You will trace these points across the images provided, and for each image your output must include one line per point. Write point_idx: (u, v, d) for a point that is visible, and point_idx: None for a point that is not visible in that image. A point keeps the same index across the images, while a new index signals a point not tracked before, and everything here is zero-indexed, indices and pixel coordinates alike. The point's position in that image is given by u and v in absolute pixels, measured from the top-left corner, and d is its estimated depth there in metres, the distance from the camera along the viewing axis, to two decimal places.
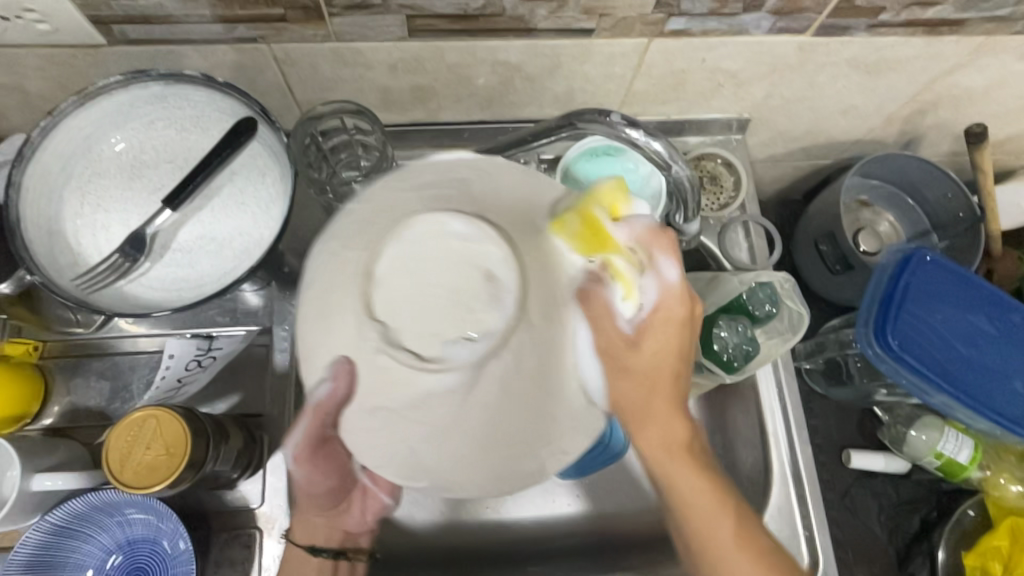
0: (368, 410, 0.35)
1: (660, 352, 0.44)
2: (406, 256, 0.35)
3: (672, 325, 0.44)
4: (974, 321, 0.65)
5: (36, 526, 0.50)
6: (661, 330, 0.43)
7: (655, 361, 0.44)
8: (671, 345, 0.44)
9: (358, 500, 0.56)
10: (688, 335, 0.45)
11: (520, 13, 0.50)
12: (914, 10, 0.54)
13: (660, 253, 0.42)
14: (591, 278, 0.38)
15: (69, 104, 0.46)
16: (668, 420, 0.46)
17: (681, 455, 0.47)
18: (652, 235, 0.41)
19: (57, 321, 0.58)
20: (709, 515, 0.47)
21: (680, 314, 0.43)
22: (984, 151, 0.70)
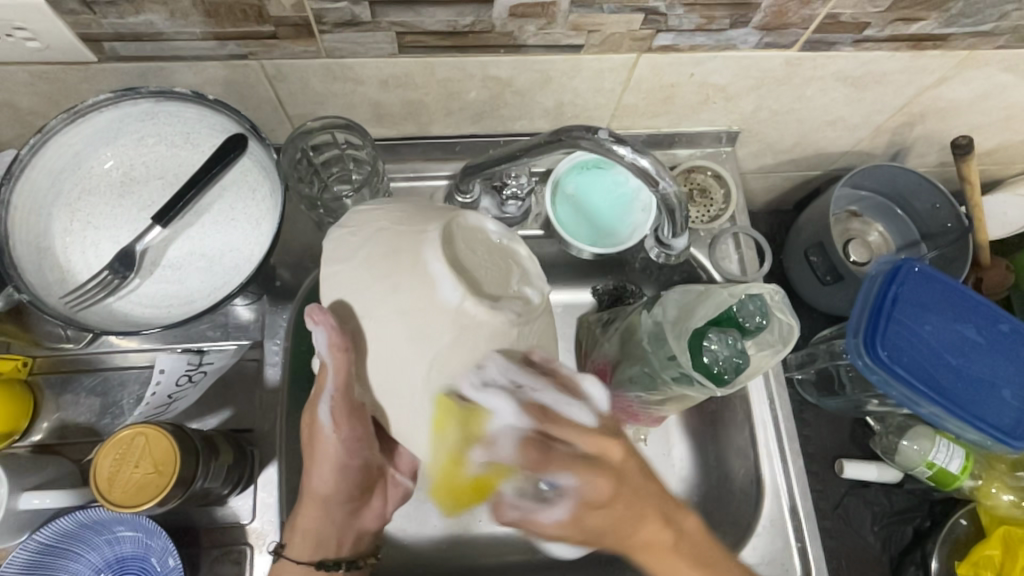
0: (433, 362, 0.40)
1: (609, 499, 0.45)
2: (461, 240, 0.42)
3: (616, 501, 0.45)
4: (962, 331, 0.66)
5: (25, 544, 0.49)
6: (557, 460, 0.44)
7: (609, 520, 0.45)
8: (602, 488, 0.44)
9: (381, 489, 0.59)
10: (627, 471, 0.45)
11: (509, 30, 0.51)
12: (898, 25, 0.55)
13: (555, 437, 0.44)
14: (509, 438, 0.43)
15: (58, 122, 0.46)
16: (645, 533, 0.46)
17: (673, 559, 0.46)
18: (521, 453, 0.43)
19: (48, 337, 0.59)
20: None
21: (605, 462, 0.45)
22: (971, 162, 0.71)
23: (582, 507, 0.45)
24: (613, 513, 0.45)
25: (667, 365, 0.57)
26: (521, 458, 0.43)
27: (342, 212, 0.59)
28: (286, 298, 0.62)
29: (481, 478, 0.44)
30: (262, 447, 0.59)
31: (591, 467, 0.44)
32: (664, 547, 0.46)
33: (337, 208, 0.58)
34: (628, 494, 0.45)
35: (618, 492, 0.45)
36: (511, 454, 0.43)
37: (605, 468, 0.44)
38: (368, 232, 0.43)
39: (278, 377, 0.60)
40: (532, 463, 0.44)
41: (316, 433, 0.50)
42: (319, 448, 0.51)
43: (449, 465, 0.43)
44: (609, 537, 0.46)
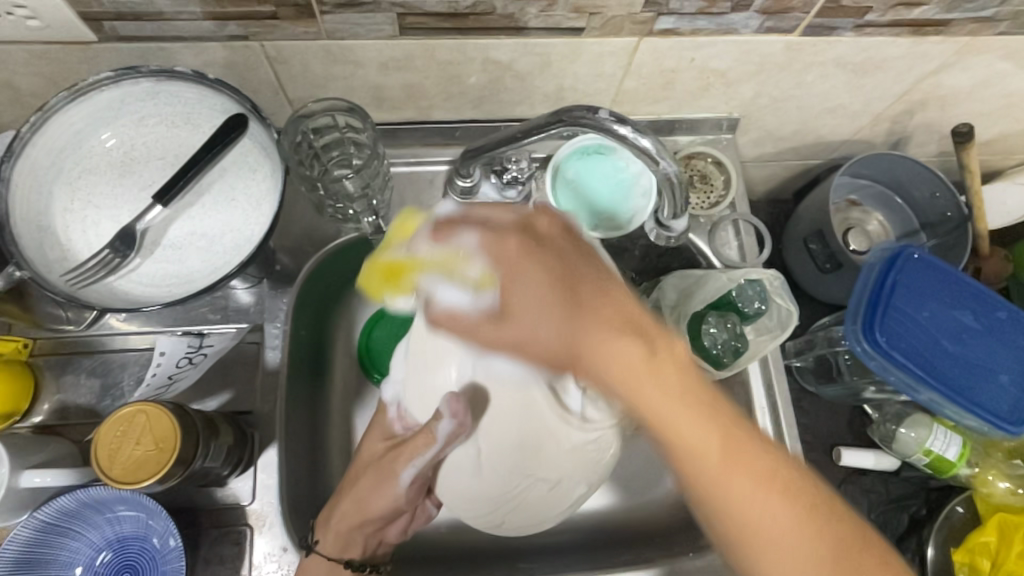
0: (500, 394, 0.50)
1: (525, 297, 0.42)
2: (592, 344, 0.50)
3: (530, 263, 0.42)
4: (959, 318, 0.66)
5: (25, 523, 0.49)
6: (533, 263, 0.42)
7: (531, 311, 0.42)
8: (535, 288, 0.42)
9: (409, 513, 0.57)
10: (552, 275, 0.42)
11: (510, 12, 0.51)
12: (899, 10, 0.55)
13: (457, 231, 0.44)
14: (424, 238, 0.46)
15: (59, 100, 0.46)
16: (602, 341, 0.40)
17: (642, 373, 0.39)
18: (437, 236, 0.45)
19: (48, 319, 0.57)
20: (709, 444, 0.38)
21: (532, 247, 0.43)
22: (971, 150, 0.71)
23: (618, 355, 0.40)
24: (719, 428, 0.38)
25: None
26: (432, 251, 0.45)
27: (343, 194, 0.60)
28: (286, 282, 0.63)
29: (408, 259, 0.48)
30: (263, 431, 0.59)
31: (676, 364, 0.40)
32: (734, 472, 0.38)
33: (337, 189, 0.59)
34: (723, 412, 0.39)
35: (722, 425, 0.39)
36: (472, 245, 0.43)
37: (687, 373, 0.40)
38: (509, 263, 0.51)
39: (278, 359, 0.60)
40: (501, 255, 0.43)
41: (387, 456, 0.54)
42: (383, 473, 0.53)
43: (380, 253, 0.50)
44: (700, 452, 0.38)
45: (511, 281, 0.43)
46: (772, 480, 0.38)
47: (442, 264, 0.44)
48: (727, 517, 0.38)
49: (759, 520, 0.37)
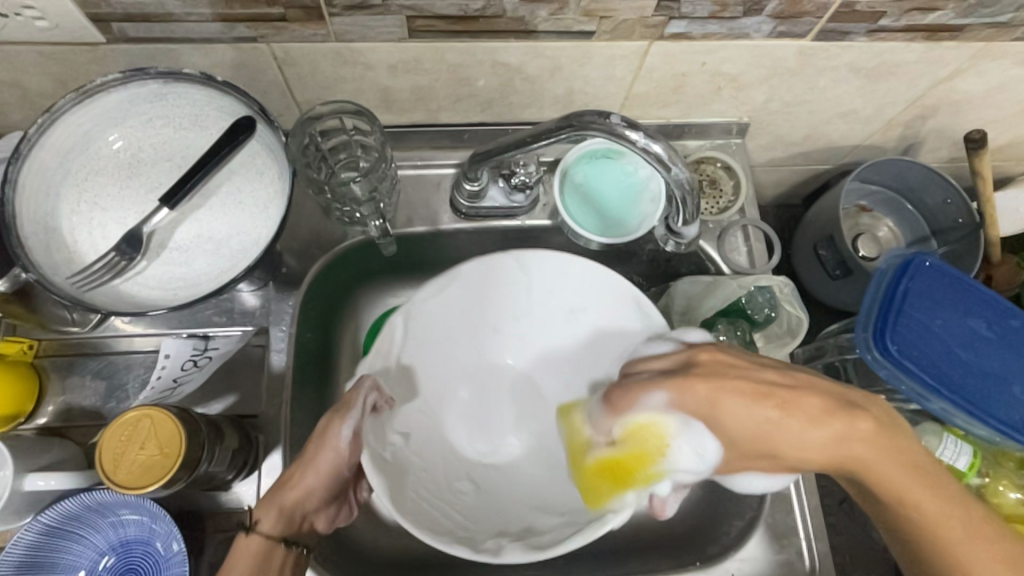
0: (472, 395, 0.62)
1: (743, 427, 0.44)
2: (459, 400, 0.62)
3: (714, 389, 0.44)
4: (973, 326, 0.65)
5: (28, 527, 0.49)
6: (727, 395, 0.44)
7: (744, 425, 0.44)
8: (743, 420, 0.44)
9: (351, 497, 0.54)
10: (729, 390, 0.44)
11: (520, 15, 0.50)
12: (914, 15, 0.54)
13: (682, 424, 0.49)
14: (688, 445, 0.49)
15: (68, 101, 0.45)
16: (736, 415, 0.44)
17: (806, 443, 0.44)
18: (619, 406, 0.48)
19: (54, 320, 0.57)
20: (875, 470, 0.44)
21: (712, 372, 0.45)
22: (984, 157, 0.70)
23: (797, 425, 0.43)
24: (873, 441, 0.43)
25: None
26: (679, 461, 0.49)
27: (350, 197, 0.58)
28: (291, 285, 0.62)
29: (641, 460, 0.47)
30: (267, 434, 0.58)
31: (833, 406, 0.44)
32: (918, 487, 0.44)
33: (345, 193, 0.58)
34: (869, 433, 0.44)
35: (875, 438, 0.44)
36: (662, 403, 0.46)
37: (841, 411, 0.44)
38: (425, 463, 0.58)
39: (283, 364, 0.60)
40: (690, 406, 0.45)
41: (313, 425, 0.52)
42: (321, 447, 0.50)
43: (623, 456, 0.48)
44: (836, 461, 0.44)
45: (708, 419, 0.45)
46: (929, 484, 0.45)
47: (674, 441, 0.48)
48: (922, 527, 0.45)
49: (944, 519, 0.44)
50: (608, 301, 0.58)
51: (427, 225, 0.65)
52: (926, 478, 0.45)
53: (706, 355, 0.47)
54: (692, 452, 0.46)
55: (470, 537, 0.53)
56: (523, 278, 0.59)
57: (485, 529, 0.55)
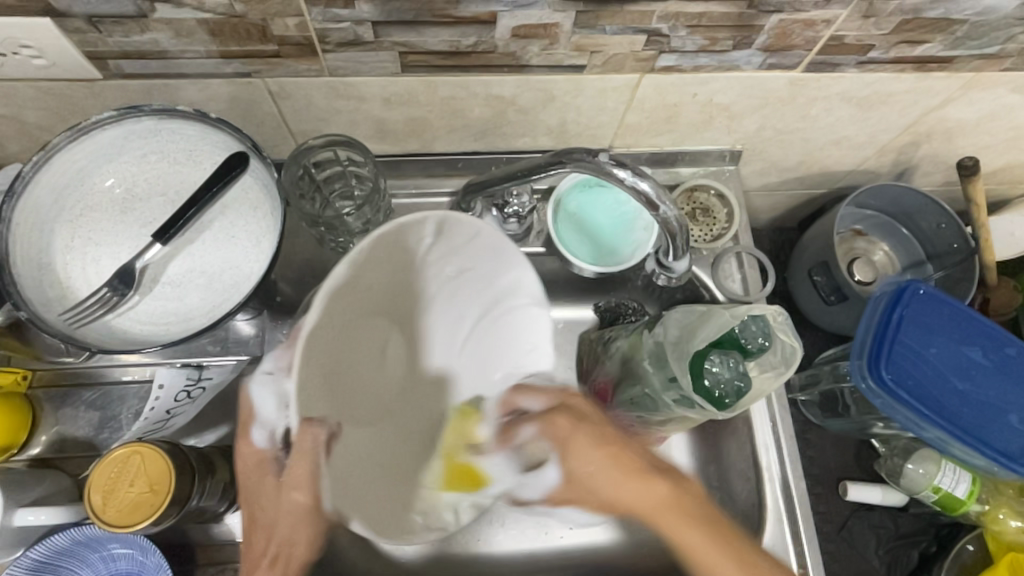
0: (337, 368, 0.54)
1: (586, 470, 0.48)
2: (329, 360, 0.53)
3: (577, 434, 0.49)
4: (968, 355, 0.65)
5: (18, 562, 0.49)
6: (580, 434, 0.49)
7: (591, 481, 0.48)
8: (590, 452, 0.48)
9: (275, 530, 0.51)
10: (573, 436, 0.49)
11: (511, 50, 0.51)
12: (903, 48, 0.55)
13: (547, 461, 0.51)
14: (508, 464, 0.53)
15: (62, 139, 0.46)
16: (583, 456, 0.48)
17: (627, 485, 0.47)
18: (501, 438, 0.53)
19: (47, 351, 0.57)
20: (652, 508, 0.46)
21: (583, 414, 0.50)
22: (977, 183, 0.70)
23: (601, 459, 0.48)
24: (631, 471, 0.47)
25: (669, 386, 0.57)
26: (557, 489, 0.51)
27: (344, 228, 0.59)
28: (286, 314, 0.62)
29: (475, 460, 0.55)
30: None
31: (640, 465, 0.47)
32: (705, 540, 0.44)
33: (340, 225, 0.59)
34: (690, 489, 0.47)
35: (672, 500, 0.46)
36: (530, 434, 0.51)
37: (653, 466, 0.47)
38: (345, 452, 0.53)
39: None
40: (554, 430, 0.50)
41: (266, 491, 0.50)
42: (297, 514, 0.49)
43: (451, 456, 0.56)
44: (630, 505, 0.47)
45: (564, 454, 0.49)
46: (756, 568, 0.42)
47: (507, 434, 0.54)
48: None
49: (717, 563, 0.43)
50: (484, 260, 0.54)
51: None
52: (705, 518, 0.45)
53: (573, 399, 0.51)
54: (528, 476, 0.52)
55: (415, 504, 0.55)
56: (422, 242, 0.52)
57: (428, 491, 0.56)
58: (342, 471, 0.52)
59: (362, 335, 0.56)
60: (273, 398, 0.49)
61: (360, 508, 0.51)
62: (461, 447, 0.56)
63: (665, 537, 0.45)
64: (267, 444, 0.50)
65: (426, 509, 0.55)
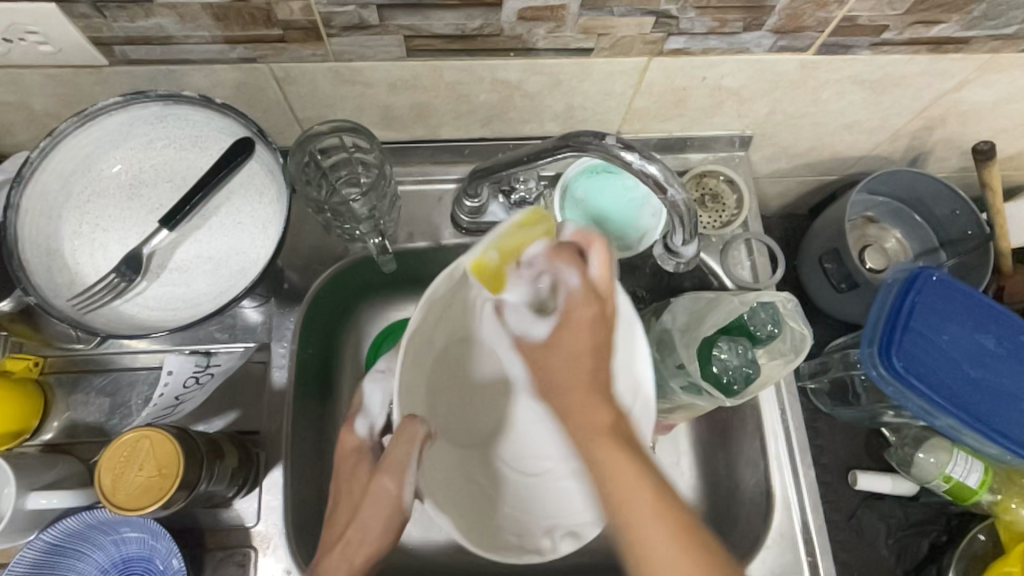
0: (432, 393, 0.59)
1: (573, 345, 0.49)
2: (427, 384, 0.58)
3: (576, 320, 0.49)
4: (981, 342, 0.64)
5: (31, 544, 0.50)
6: (585, 333, 0.49)
7: (568, 368, 0.48)
8: (585, 342, 0.49)
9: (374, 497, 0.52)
10: (601, 339, 0.49)
11: (518, 33, 0.50)
12: (917, 29, 0.53)
13: (565, 265, 0.49)
14: (528, 317, 0.53)
15: (68, 125, 0.46)
16: (594, 408, 0.46)
17: (603, 438, 0.44)
18: (556, 254, 0.50)
19: (58, 337, 0.59)
20: (597, 442, 0.44)
21: (596, 321, 0.49)
22: (992, 168, 0.69)
23: (587, 368, 0.48)
24: (597, 403, 0.46)
25: (678, 372, 0.58)
26: (580, 303, 0.49)
27: (350, 215, 0.58)
28: (294, 301, 0.62)
29: (509, 269, 0.52)
30: (268, 451, 0.59)
31: (586, 379, 0.47)
32: (625, 460, 0.42)
33: (346, 212, 0.58)
34: (602, 425, 0.45)
35: (616, 426, 0.45)
36: (541, 256, 0.51)
37: (601, 393, 0.47)
38: (438, 470, 0.56)
39: (285, 380, 0.60)
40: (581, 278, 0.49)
41: (358, 477, 0.54)
42: (375, 499, 0.52)
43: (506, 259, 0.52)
44: (579, 411, 0.46)
45: (566, 328, 0.49)
46: (670, 514, 0.40)
47: (546, 266, 0.50)
48: (637, 549, 0.40)
49: (642, 522, 0.40)
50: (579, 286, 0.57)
51: (428, 239, 0.66)
52: (637, 451, 0.43)
53: (591, 306, 0.49)
54: (528, 313, 0.53)
55: (524, 533, 0.56)
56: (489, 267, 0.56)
57: (540, 514, 0.58)
58: (438, 476, 0.56)
59: (448, 364, 0.61)
60: (380, 394, 0.59)
61: (445, 505, 0.54)
62: (510, 257, 0.52)
63: (595, 458, 0.44)
64: (363, 435, 0.57)
65: (519, 531, 0.56)
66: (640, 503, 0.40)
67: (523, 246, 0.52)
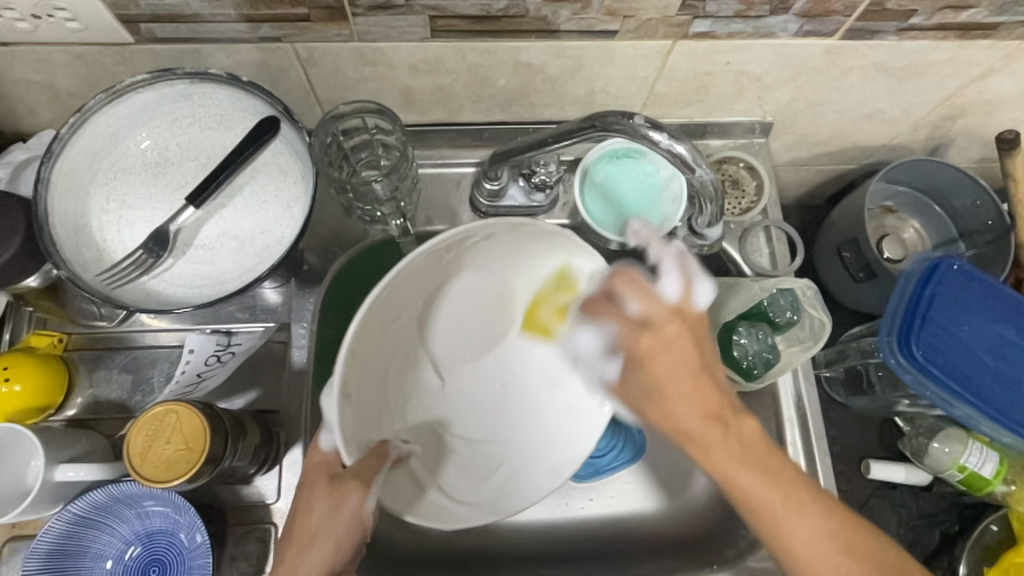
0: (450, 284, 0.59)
1: (666, 378, 0.42)
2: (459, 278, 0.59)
3: (677, 348, 0.42)
4: (1001, 332, 0.64)
5: (60, 515, 0.51)
6: (664, 362, 0.42)
7: (669, 394, 0.43)
8: (670, 373, 0.42)
9: (326, 503, 0.47)
10: (699, 344, 0.44)
11: (543, 15, 0.50)
12: (946, 14, 0.53)
13: (625, 295, 0.43)
14: (612, 363, 0.48)
15: (97, 102, 0.46)
16: (689, 416, 0.43)
17: (728, 453, 0.42)
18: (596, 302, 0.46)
19: (82, 315, 0.60)
20: (722, 451, 0.42)
21: (676, 340, 0.42)
22: (1016, 158, 0.68)
23: (676, 396, 0.42)
24: (704, 411, 0.42)
25: None
26: (631, 334, 0.43)
27: (371, 195, 0.58)
28: (313, 283, 0.63)
29: (553, 311, 0.59)
30: (288, 430, 0.59)
31: (703, 404, 0.42)
32: (759, 483, 0.42)
33: (366, 192, 0.58)
34: (751, 435, 0.43)
35: (727, 442, 0.42)
36: (631, 314, 0.43)
37: (718, 411, 0.43)
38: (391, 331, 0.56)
39: (304, 359, 0.60)
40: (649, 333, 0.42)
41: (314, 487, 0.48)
42: (339, 511, 0.47)
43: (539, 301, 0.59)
44: (688, 433, 0.43)
45: (636, 366, 0.43)
46: (801, 504, 0.42)
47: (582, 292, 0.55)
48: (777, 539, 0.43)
49: (788, 527, 0.42)
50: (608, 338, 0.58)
51: (447, 223, 0.65)
52: (765, 462, 0.43)
53: (677, 327, 0.43)
54: (601, 357, 0.49)
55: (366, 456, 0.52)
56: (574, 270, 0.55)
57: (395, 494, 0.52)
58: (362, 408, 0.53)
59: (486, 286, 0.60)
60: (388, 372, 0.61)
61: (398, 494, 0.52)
62: (550, 300, 0.59)
63: (706, 469, 0.43)
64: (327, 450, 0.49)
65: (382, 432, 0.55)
66: (777, 506, 0.42)
67: (557, 302, 0.58)
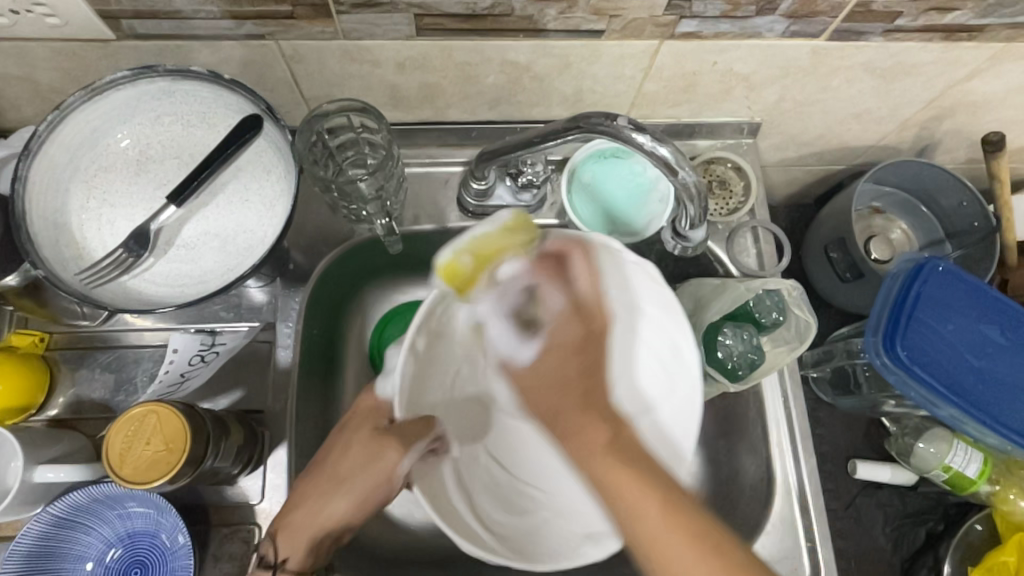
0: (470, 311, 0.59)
1: (560, 370, 0.51)
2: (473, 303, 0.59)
3: (581, 351, 0.51)
4: (985, 333, 0.64)
5: (39, 517, 0.50)
6: (574, 360, 0.51)
7: (555, 384, 0.50)
8: (571, 370, 0.50)
9: (378, 454, 0.54)
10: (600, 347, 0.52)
11: (529, 13, 0.50)
12: (932, 16, 0.53)
13: (555, 277, 0.52)
14: (529, 349, 0.53)
15: (77, 98, 0.46)
16: (585, 425, 0.47)
17: (608, 458, 0.44)
18: (533, 272, 0.51)
19: (64, 313, 0.59)
20: (591, 453, 0.45)
21: (594, 333, 0.52)
22: (1001, 160, 0.68)
23: (571, 405, 0.48)
24: (603, 419, 0.47)
25: None
26: (567, 319, 0.52)
27: (356, 194, 0.57)
28: (299, 282, 0.62)
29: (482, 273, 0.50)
30: (273, 430, 0.59)
31: (598, 408, 0.48)
32: (645, 494, 0.41)
33: (352, 191, 0.57)
34: (637, 441, 0.45)
35: (611, 443, 0.45)
36: (557, 306, 0.52)
37: (604, 417, 0.47)
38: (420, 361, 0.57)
39: (289, 360, 0.60)
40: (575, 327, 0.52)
41: (359, 433, 0.55)
42: (374, 463, 0.54)
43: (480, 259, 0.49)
44: (576, 443, 0.46)
45: (550, 350, 0.52)
46: (669, 506, 0.41)
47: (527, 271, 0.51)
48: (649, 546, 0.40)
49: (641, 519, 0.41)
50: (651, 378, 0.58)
51: (433, 222, 0.65)
52: (638, 464, 0.43)
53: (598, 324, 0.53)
54: (516, 341, 0.54)
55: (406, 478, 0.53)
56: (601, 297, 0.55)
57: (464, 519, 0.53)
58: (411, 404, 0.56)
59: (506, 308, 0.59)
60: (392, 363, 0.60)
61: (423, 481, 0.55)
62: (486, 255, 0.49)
63: (591, 480, 0.44)
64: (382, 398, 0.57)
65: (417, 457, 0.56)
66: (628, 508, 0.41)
67: (503, 253, 0.49)
